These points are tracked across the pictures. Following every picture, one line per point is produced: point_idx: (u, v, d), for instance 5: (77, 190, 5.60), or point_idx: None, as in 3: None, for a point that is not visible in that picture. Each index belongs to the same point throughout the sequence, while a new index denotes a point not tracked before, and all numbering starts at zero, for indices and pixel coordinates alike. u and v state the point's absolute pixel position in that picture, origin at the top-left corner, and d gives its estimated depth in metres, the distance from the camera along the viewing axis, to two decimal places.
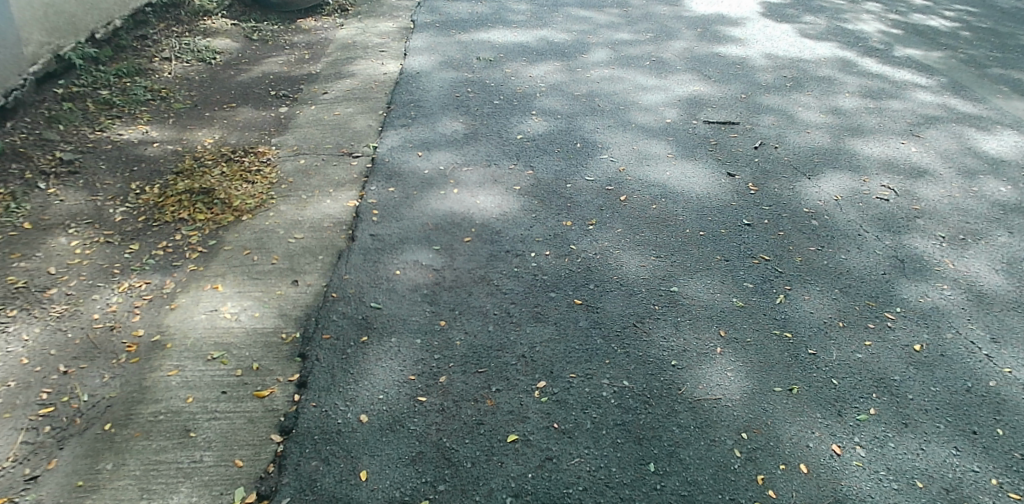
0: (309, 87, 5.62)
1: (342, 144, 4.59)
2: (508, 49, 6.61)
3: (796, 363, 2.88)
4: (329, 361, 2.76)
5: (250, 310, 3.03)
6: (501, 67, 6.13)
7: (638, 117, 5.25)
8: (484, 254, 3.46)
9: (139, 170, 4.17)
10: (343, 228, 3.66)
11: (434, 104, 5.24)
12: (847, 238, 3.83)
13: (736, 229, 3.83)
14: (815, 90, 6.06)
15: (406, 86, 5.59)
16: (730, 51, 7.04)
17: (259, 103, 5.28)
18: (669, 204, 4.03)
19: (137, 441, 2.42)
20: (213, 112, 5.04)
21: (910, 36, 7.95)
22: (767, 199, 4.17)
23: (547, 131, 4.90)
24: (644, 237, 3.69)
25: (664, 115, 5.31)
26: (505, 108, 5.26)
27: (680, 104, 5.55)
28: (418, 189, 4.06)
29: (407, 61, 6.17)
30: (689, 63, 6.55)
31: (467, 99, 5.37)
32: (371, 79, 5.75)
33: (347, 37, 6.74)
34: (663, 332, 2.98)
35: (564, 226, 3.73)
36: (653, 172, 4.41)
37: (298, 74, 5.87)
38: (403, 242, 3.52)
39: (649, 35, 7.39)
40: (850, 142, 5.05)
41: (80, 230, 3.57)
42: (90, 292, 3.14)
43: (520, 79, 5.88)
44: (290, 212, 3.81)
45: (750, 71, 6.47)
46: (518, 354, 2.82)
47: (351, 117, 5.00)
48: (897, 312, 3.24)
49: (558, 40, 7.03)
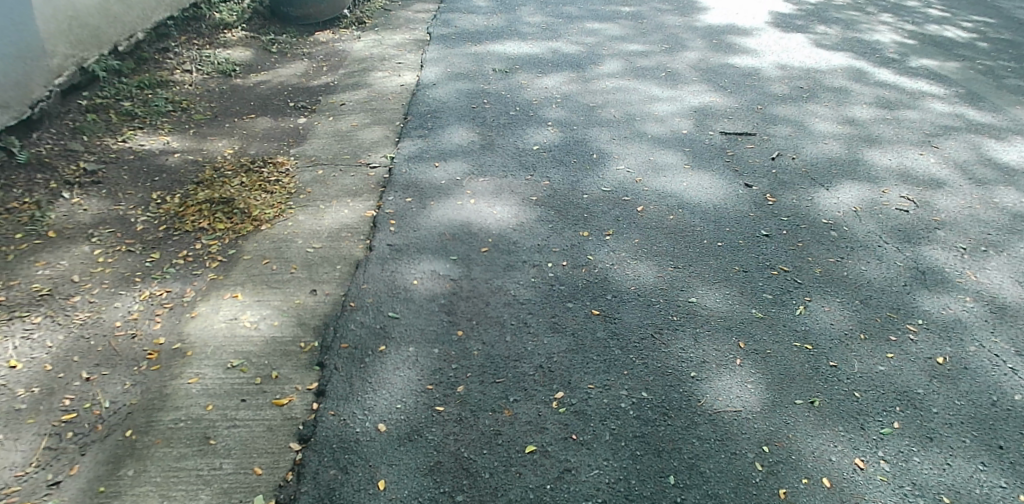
0: (327, 98, 5.67)
1: (358, 155, 4.62)
2: (522, 60, 6.64)
3: (817, 375, 2.86)
4: (347, 370, 2.76)
5: (269, 319, 3.05)
6: (516, 78, 6.16)
7: (652, 128, 5.26)
8: (501, 264, 3.46)
9: (161, 180, 4.22)
10: (361, 238, 3.67)
11: (450, 114, 5.27)
12: (866, 250, 3.81)
13: (755, 240, 3.81)
14: (830, 100, 6.06)
15: (422, 98, 5.62)
16: (744, 61, 7.04)
17: (277, 114, 5.33)
18: (686, 215, 4.02)
19: (158, 448, 2.44)
20: (233, 123, 5.09)
21: (926, 47, 7.94)
22: (785, 210, 4.14)
23: (562, 141, 4.91)
24: (661, 247, 3.68)
25: (679, 126, 5.31)
26: (522, 119, 5.28)
27: (694, 115, 5.55)
28: (435, 199, 4.07)
29: (423, 72, 6.21)
30: (703, 74, 6.56)
31: (483, 110, 5.39)
32: (388, 90, 5.80)
33: (364, 50, 6.80)
34: (681, 344, 2.97)
35: (581, 237, 3.73)
36: (669, 182, 4.41)
37: (316, 86, 5.92)
38: (421, 251, 3.53)
39: (662, 46, 7.42)
40: (867, 152, 5.03)
41: (103, 238, 3.61)
42: (112, 299, 3.18)
43: (536, 90, 5.91)
44: (308, 222, 3.83)
45: (764, 81, 6.47)
46: (536, 364, 2.82)
47: (368, 128, 5.03)
48: (919, 324, 3.22)
49: (572, 51, 7.07)
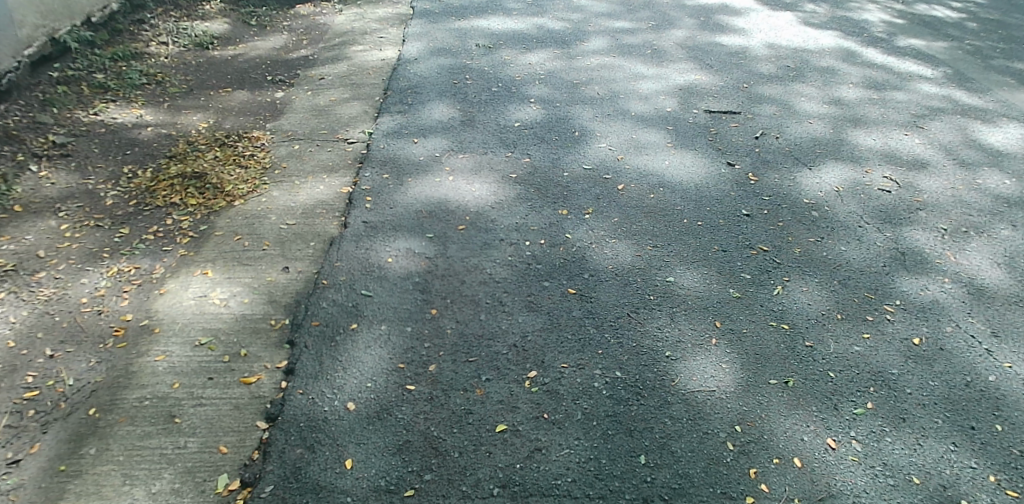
0: (306, 72, 5.57)
1: (336, 130, 4.55)
2: (507, 36, 6.55)
3: (792, 355, 2.84)
4: (317, 348, 2.71)
5: (239, 296, 2.99)
6: (500, 54, 6.08)
7: (636, 106, 5.21)
8: (478, 242, 3.42)
9: (132, 154, 4.13)
10: (336, 214, 3.61)
11: (431, 90, 5.19)
12: (846, 231, 3.80)
13: (735, 219, 3.78)
14: (817, 80, 6.05)
15: (404, 73, 5.53)
16: (732, 40, 6.99)
17: (255, 87, 5.23)
18: (667, 194, 3.99)
19: (122, 426, 2.39)
20: (208, 97, 4.99)
21: (914, 28, 7.95)
22: (767, 190, 4.12)
23: (545, 118, 4.85)
24: (641, 226, 3.64)
25: (663, 104, 5.27)
26: (504, 95, 5.22)
27: (679, 93, 5.51)
28: (413, 176, 4.01)
29: (405, 47, 6.12)
30: (690, 52, 6.51)
31: (465, 86, 5.31)
32: (368, 65, 5.71)
33: (345, 24, 6.69)
34: (657, 323, 2.94)
35: (559, 215, 3.69)
36: (651, 161, 4.37)
37: (295, 60, 5.81)
38: (396, 229, 3.48)
39: (649, 24, 7.35)
40: (851, 133, 5.03)
41: (71, 213, 3.53)
42: (78, 275, 3.11)
43: (520, 67, 5.83)
44: (282, 198, 3.76)
45: (751, 60, 6.44)
46: (510, 343, 2.78)
47: (347, 103, 4.95)
48: (897, 305, 3.22)
49: (557, 27, 6.99)
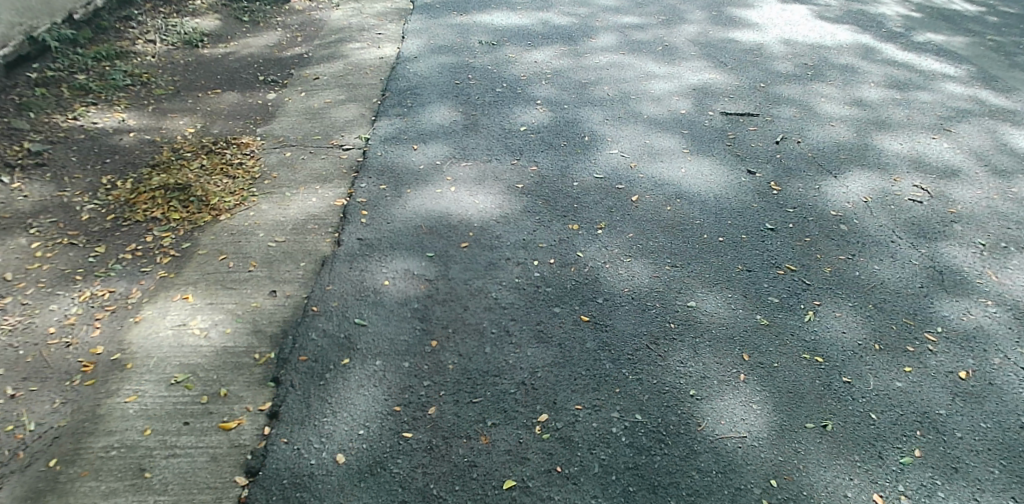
0: (300, 71, 5.30)
1: (331, 136, 4.28)
2: (511, 32, 6.27)
3: (828, 394, 2.59)
4: (305, 388, 2.45)
5: (220, 326, 2.73)
6: (504, 51, 5.79)
7: (648, 108, 4.93)
8: (482, 262, 3.15)
9: (112, 162, 3.87)
10: (329, 230, 3.35)
11: (432, 91, 4.92)
12: (878, 247, 3.54)
13: (759, 235, 3.51)
14: (837, 79, 5.77)
15: (403, 72, 5.26)
16: (745, 36, 6.70)
17: (246, 88, 4.97)
18: (685, 205, 3.72)
19: (84, 482, 2.14)
20: (196, 99, 4.73)
21: (933, 22, 7.66)
22: (791, 201, 3.85)
23: (552, 122, 4.58)
24: (658, 242, 3.38)
25: (676, 106, 4.99)
26: (509, 96, 4.94)
27: (693, 93, 5.23)
28: (413, 186, 3.75)
29: (405, 43, 5.84)
30: (702, 49, 6.23)
31: (468, 86, 5.04)
32: (365, 63, 5.44)
33: (342, 20, 6.42)
34: (680, 356, 2.68)
35: (570, 230, 3.42)
36: (666, 168, 4.10)
37: (288, 58, 5.55)
38: (394, 247, 3.21)
39: (659, 19, 7.07)
40: (876, 137, 4.76)
41: (43, 229, 3.27)
42: (47, 301, 2.85)
43: (525, 65, 5.55)
44: (272, 212, 3.50)
45: (767, 57, 6.16)
46: (518, 381, 2.52)
47: (342, 106, 4.68)
48: (938, 333, 2.96)
49: (563, 22, 6.70)
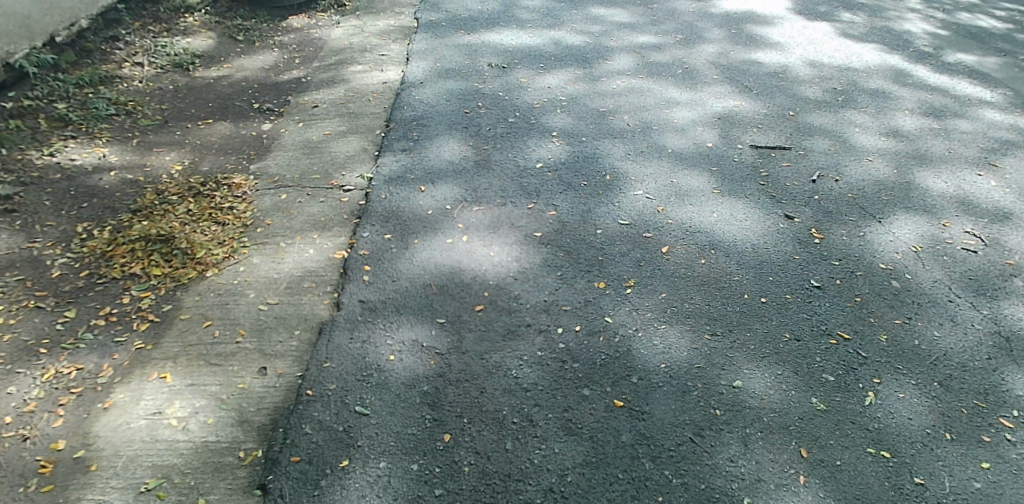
0: (297, 98, 4.98)
1: (330, 175, 3.96)
2: (522, 53, 5.94)
3: (901, 500, 2.24)
4: (297, 499, 2.11)
5: (201, 414, 2.38)
6: (515, 75, 5.46)
7: (672, 140, 4.60)
8: (499, 330, 2.80)
9: (90, 206, 3.53)
10: (327, 290, 3.00)
11: (440, 121, 4.58)
12: (936, 308, 3.19)
13: (804, 294, 3.17)
14: (869, 105, 5.44)
15: (408, 99, 4.93)
16: (768, 56, 6.37)
17: (239, 118, 4.65)
18: (720, 258, 3.38)
19: None
20: (184, 131, 4.42)
21: (962, 40, 7.33)
22: (835, 252, 3.51)
23: (570, 157, 4.24)
24: (693, 303, 3.03)
25: (702, 138, 4.65)
26: (522, 127, 4.60)
27: (718, 123, 4.90)
28: (421, 235, 3.41)
29: (410, 66, 5.52)
30: (724, 71, 5.91)
31: (478, 116, 4.71)
32: (368, 90, 5.12)
33: (343, 39, 6.11)
34: (728, 453, 2.34)
35: (596, 289, 3.07)
36: (697, 213, 3.75)
37: (286, 83, 5.23)
38: (400, 311, 2.86)
39: (676, 37, 6.74)
40: (918, 174, 4.43)
41: (7, 290, 2.93)
42: (5, 381, 2.51)
43: (538, 91, 5.23)
44: (263, 266, 3.16)
45: (793, 81, 5.83)
46: (544, 488, 2.18)
47: (343, 139, 4.35)
48: (1016, 417, 2.61)
49: (576, 42, 6.37)
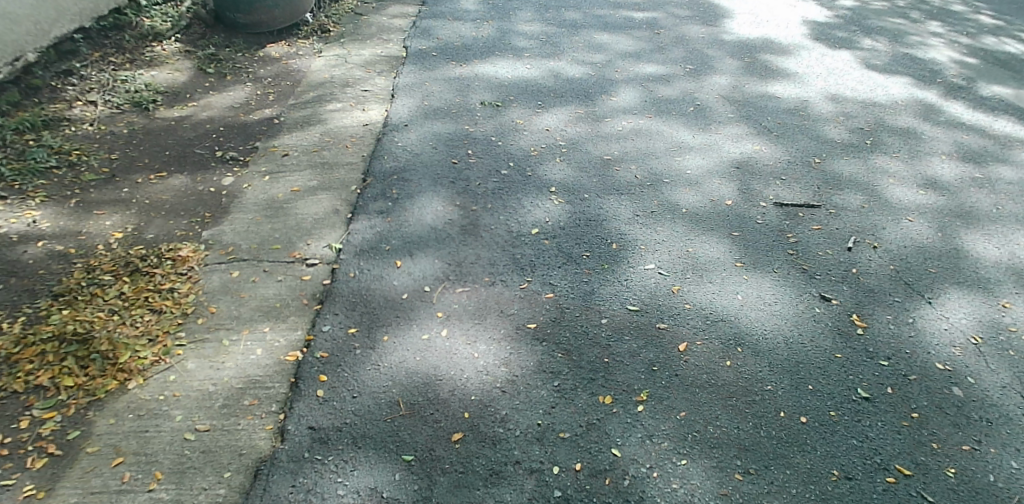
0: (266, 142, 4.47)
1: (293, 244, 3.43)
2: (518, 88, 5.42)
3: None
4: None
5: None
6: (509, 115, 4.94)
7: (684, 195, 4.06)
8: (479, 471, 2.26)
9: (5, 289, 3.03)
10: (272, 410, 2.47)
11: (423, 175, 4.06)
12: (1010, 426, 2.63)
13: (852, 410, 2.62)
14: (902, 148, 4.89)
15: (389, 146, 4.42)
16: (787, 89, 5.85)
17: (197, 167, 4.13)
18: (749, 357, 2.82)
19: None
20: (134, 185, 3.90)
21: (994, 70, 6.80)
22: (884, 347, 2.96)
23: (569, 220, 3.71)
24: (719, 427, 2.48)
25: (719, 192, 4.10)
26: (516, 181, 4.07)
27: (737, 173, 4.36)
28: (391, 327, 2.86)
29: (394, 105, 5.02)
30: (739, 108, 5.38)
31: (466, 167, 4.18)
32: (345, 132, 4.61)
33: (323, 72, 5.64)
34: None
35: (599, 406, 2.53)
36: (718, 292, 3.20)
37: (255, 125, 4.73)
38: (357, 444, 2.33)
39: (686, 67, 6.23)
40: (966, 237, 3.87)
41: None
42: None
43: (534, 135, 4.71)
44: (199, 373, 2.64)
45: (815, 120, 5.30)
46: None
47: (312, 198, 3.84)
48: None
49: (577, 74, 5.86)
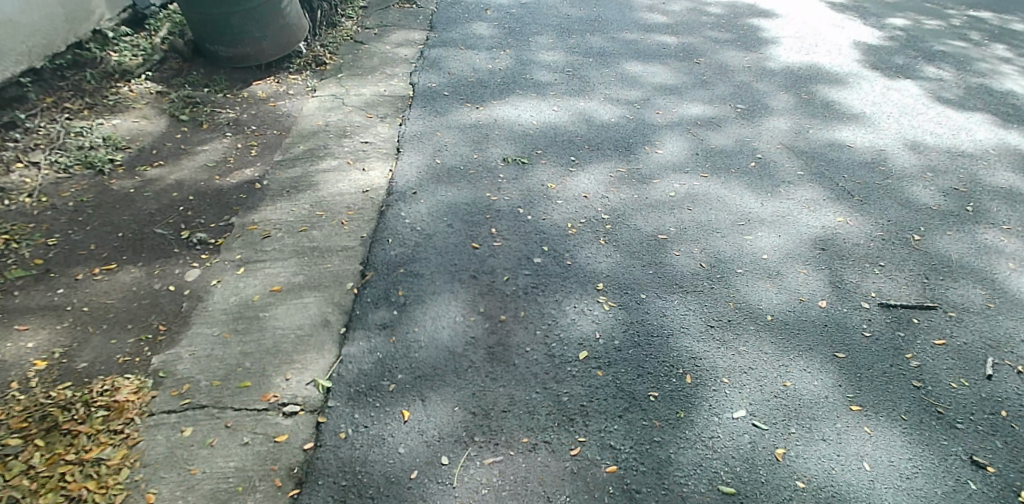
0: (244, 217, 3.70)
1: (267, 376, 2.61)
2: (545, 139, 4.63)
3: None
4: None
5: None
6: (537, 177, 4.15)
7: (764, 290, 3.24)
8: None
9: None
10: None
11: (436, 267, 3.26)
12: None
13: None
14: (1011, 217, 4.06)
15: (394, 223, 3.63)
16: (856, 135, 5.03)
17: (156, 255, 3.35)
18: None
19: None
20: (74, 283, 3.13)
21: None
22: None
23: (625, 335, 2.89)
24: None
25: (805, 286, 3.29)
26: (552, 274, 3.26)
27: (822, 255, 3.55)
28: None
29: (399, 164, 4.23)
30: (806, 161, 4.57)
31: (490, 254, 3.38)
32: (340, 202, 3.83)
33: (317, 117, 4.86)
34: None
35: None
36: (836, 460, 2.43)
37: (232, 190, 3.96)
38: None
39: (735, 106, 5.43)
40: None
41: None
42: None
43: (569, 202, 3.91)
44: None
45: (898, 176, 4.48)
46: None
47: (296, 302, 3.03)
48: None
49: (611, 117, 5.06)
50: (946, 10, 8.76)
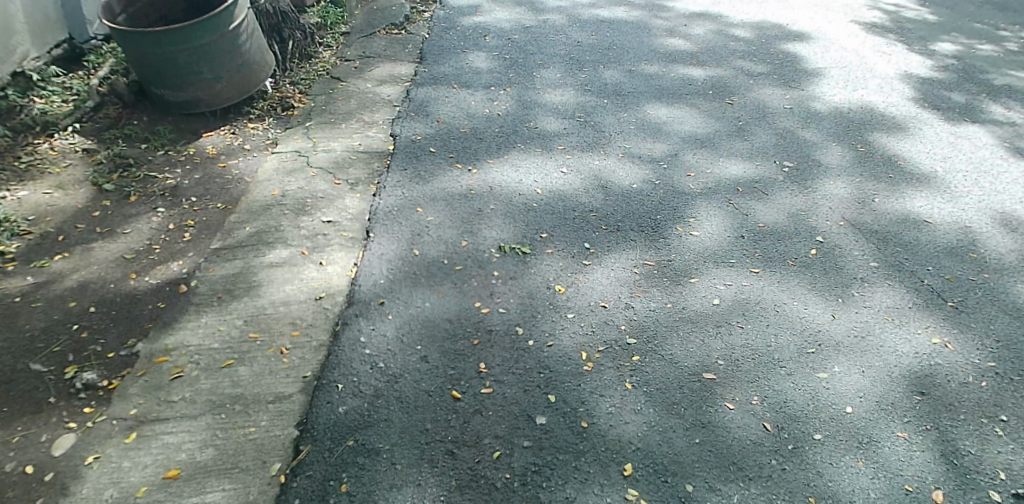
0: (153, 340, 2.81)
1: None
2: (551, 215, 3.73)
3: None
4: None
5: None
6: (541, 274, 3.25)
7: (855, 471, 2.37)
8: None
9: None
10: None
11: (399, 436, 2.38)
12: None
13: None
14: None
15: (351, 353, 2.73)
16: (931, 207, 4.10)
17: (21, 411, 2.48)
18: None
19: None
20: None
21: None
22: None
23: None
24: None
25: (908, 463, 2.42)
26: (560, 446, 2.37)
27: (923, 405, 2.65)
28: None
29: (368, 255, 3.34)
30: (877, 247, 3.64)
31: (475, 410, 2.49)
32: (283, 316, 2.94)
33: (273, 182, 3.97)
34: None
35: None
36: None
37: (146, 294, 3.07)
38: None
39: (779, 162, 4.49)
40: None
41: None
42: None
43: (583, 314, 3.00)
44: None
45: (995, 268, 3.55)
46: None
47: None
48: None
49: (631, 181, 4.14)
50: (1000, 31, 7.78)
